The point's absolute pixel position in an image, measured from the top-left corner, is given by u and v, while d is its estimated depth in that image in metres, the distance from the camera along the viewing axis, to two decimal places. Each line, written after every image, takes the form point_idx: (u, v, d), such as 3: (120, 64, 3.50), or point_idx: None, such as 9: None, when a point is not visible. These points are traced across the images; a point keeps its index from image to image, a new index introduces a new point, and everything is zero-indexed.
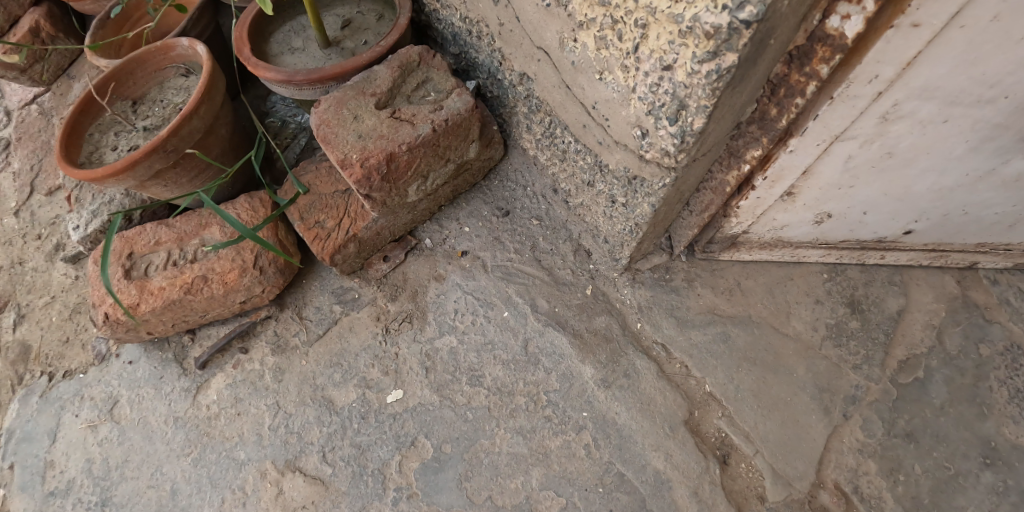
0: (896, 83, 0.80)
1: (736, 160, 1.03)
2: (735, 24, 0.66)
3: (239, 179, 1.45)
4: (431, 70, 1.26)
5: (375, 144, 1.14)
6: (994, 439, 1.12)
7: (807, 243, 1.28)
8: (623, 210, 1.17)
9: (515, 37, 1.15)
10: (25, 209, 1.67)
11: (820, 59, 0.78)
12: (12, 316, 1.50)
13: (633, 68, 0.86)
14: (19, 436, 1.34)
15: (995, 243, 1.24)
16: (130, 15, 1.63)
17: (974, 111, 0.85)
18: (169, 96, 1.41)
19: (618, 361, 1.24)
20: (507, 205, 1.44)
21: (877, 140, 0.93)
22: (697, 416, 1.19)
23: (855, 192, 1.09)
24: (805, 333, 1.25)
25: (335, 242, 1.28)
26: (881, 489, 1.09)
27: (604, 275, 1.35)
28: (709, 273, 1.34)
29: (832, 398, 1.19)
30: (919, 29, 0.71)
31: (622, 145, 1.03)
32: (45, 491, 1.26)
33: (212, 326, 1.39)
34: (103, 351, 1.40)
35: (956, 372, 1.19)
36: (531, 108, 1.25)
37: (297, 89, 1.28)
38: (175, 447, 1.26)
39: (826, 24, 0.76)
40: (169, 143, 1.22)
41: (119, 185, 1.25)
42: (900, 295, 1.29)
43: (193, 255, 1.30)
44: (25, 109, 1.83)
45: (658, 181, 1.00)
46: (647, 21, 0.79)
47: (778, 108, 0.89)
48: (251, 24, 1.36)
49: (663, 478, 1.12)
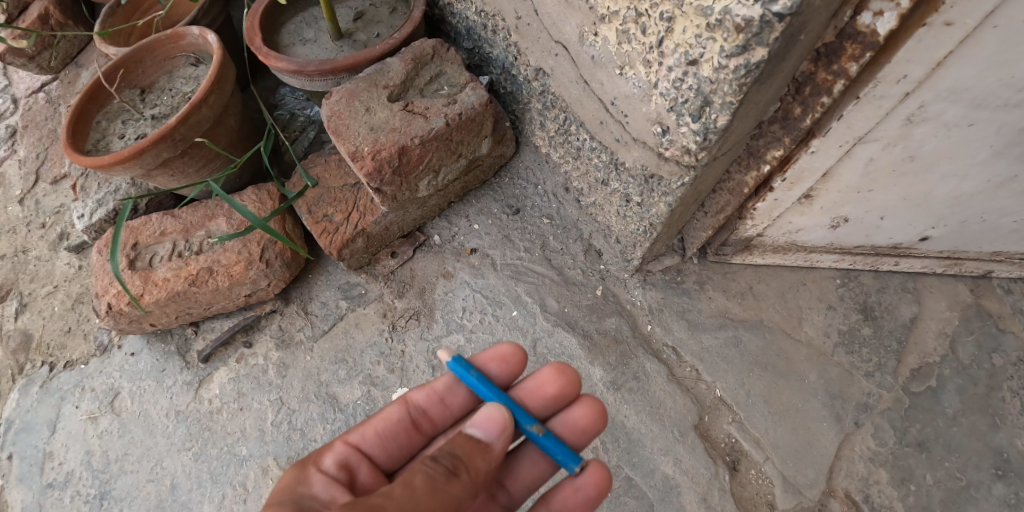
0: (925, 83, 0.79)
1: (756, 160, 1.00)
2: (768, 17, 0.64)
3: (247, 171, 1.43)
4: (445, 63, 1.25)
5: (388, 137, 1.12)
6: (1007, 450, 1.10)
7: (821, 247, 1.26)
8: (637, 210, 1.15)
9: (532, 31, 1.13)
10: (30, 197, 1.65)
11: (850, 56, 0.76)
12: (14, 304, 1.49)
13: (656, 63, 0.85)
14: (18, 426, 1.32)
15: (1010, 252, 1.23)
16: (141, 4, 1.61)
17: (1001, 114, 0.84)
18: (178, 86, 1.40)
19: (627, 364, 1.22)
20: (517, 202, 1.42)
21: (900, 142, 0.91)
22: (707, 421, 1.17)
23: (874, 196, 1.07)
24: (817, 339, 1.24)
25: (343, 237, 1.26)
26: (892, 499, 1.07)
27: (615, 276, 1.33)
28: (721, 276, 1.32)
29: (844, 405, 1.17)
30: (952, 28, 0.70)
31: (640, 143, 1.00)
32: (43, 483, 1.24)
33: (216, 319, 1.37)
34: (106, 342, 1.38)
35: (969, 382, 1.17)
36: (545, 104, 1.24)
37: (308, 79, 1.27)
38: (176, 441, 1.24)
39: (857, 21, 0.73)
40: (177, 132, 1.20)
41: (126, 173, 1.23)
42: (913, 303, 1.27)
43: (199, 246, 1.29)
44: (33, 97, 1.83)
45: (676, 179, 0.98)
46: (672, 14, 0.77)
47: (801, 107, 0.87)
48: (263, 14, 1.34)
49: (672, 484, 1.11)
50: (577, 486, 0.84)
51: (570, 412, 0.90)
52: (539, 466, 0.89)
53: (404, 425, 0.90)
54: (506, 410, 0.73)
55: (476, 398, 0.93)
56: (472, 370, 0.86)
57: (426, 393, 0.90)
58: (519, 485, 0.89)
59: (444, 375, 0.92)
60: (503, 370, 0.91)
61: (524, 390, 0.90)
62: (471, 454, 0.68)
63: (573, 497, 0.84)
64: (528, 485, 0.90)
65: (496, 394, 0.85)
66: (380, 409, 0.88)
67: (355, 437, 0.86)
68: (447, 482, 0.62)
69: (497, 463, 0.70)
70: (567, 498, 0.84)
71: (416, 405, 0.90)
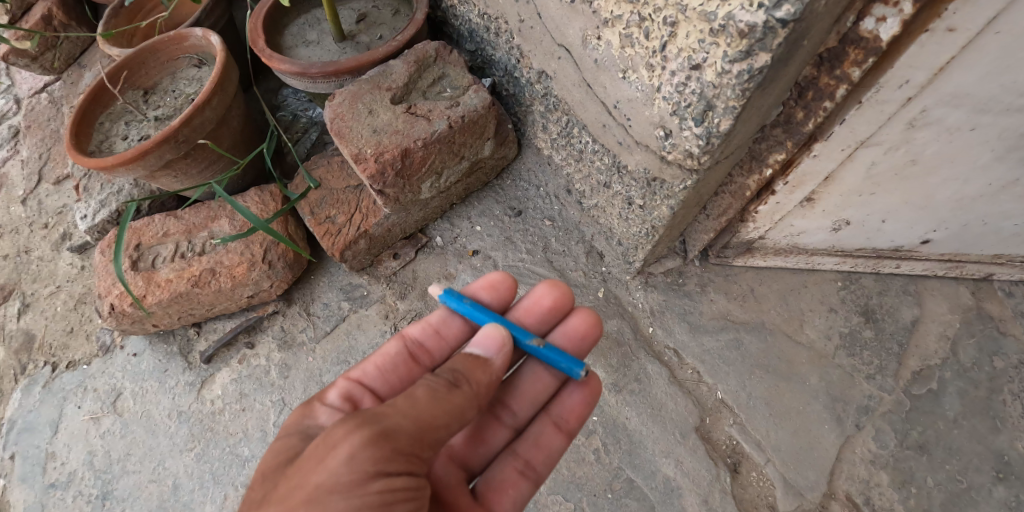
0: (927, 88, 0.79)
1: (758, 164, 1.00)
2: (771, 23, 0.65)
3: (250, 172, 1.44)
4: (447, 66, 1.25)
5: (391, 139, 1.13)
6: (1007, 453, 1.10)
7: (823, 250, 1.26)
8: (639, 213, 1.16)
9: (535, 34, 1.13)
10: (32, 197, 1.65)
11: (852, 61, 0.76)
12: (17, 304, 1.49)
13: (659, 67, 0.85)
14: (21, 426, 1.32)
15: (1012, 255, 1.23)
16: (144, 5, 1.62)
17: (1002, 119, 0.84)
18: (180, 87, 1.40)
19: (629, 366, 1.23)
20: (520, 204, 1.42)
21: (902, 146, 0.92)
22: (708, 423, 1.17)
23: (876, 199, 1.07)
24: (818, 342, 1.24)
25: (345, 239, 1.27)
26: (892, 502, 1.08)
27: (617, 278, 1.33)
28: (722, 279, 1.32)
29: (845, 408, 1.17)
30: (954, 34, 0.70)
31: (643, 146, 1.01)
32: (45, 482, 1.25)
33: (218, 320, 1.38)
34: (108, 342, 1.38)
35: (970, 384, 1.18)
36: (548, 106, 1.24)
37: (311, 81, 1.27)
38: (179, 441, 1.25)
39: (860, 27, 0.73)
40: (181, 134, 1.20)
41: (128, 175, 1.24)
42: (914, 305, 1.27)
43: (201, 247, 1.29)
44: (35, 97, 1.83)
45: (679, 183, 0.98)
46: (676, 18, 0.77)
47: (804, 111, 0.87)
48: (266, 15, 1.34)
49: (673, 486, 1.11)
50: (572, 389, 0.93)
51: (568, 323, 0.97)
52: (543, 381, 0.94)
53: (403, 358, 0.92)
54: (504, 332, 0.79)
55: (471, 328, 0.98)
56: (464, 299, 0.94)
57: (421, 327, 0.95)
58: (524, 405, 0.93)
59: (437, 310, 0.97)
60: (495, 297, 0.98)
61: (521, 309, 0.98)
62: (471, 368, 0.73)
63: (571, 400, 0.93)
64: (532, 401, 0.93)
65: (489, 316, 0.93)
66: (378, 346, 0.91)
67: (356, 374, 0.88)
68: (449, 392, 0.68)
69: (497, 377, 0.75)
70: (565, 400, 0.93)
71: (412, 339, 0.94)
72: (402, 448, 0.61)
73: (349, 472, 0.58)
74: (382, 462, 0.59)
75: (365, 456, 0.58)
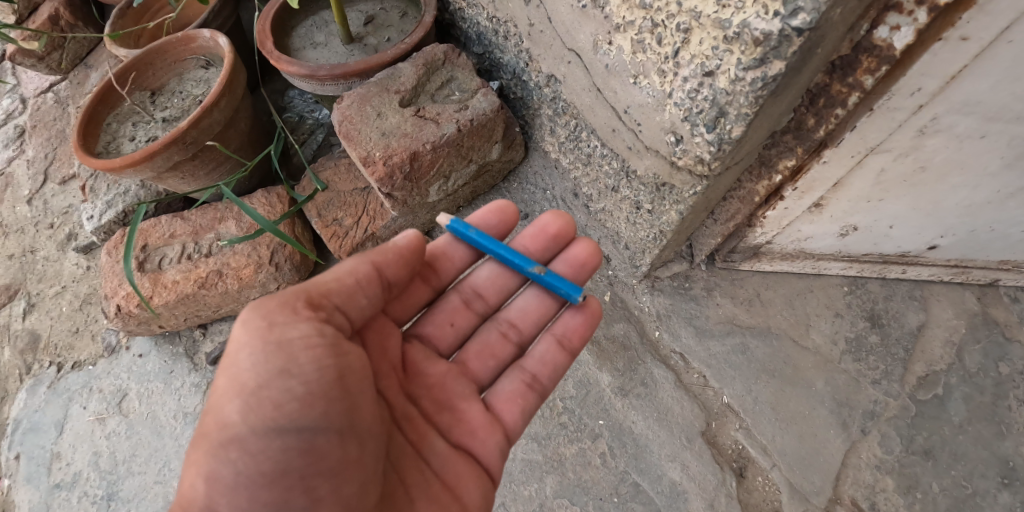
0: (939, 96, 0.79)
1: (767, 170, 1.01)
2: (787, 31, 0.65)
3: (256, 174, 1.44)
4: (456, 69, 1.25)
5: (400, 142, 1.13)
6: (1013, 459, 1.10)
7: (829, 255, 1.26)
8: (647, 217, 1.16)
9: (544, 38, 1.13)
10: (38, 197, 1.65)
11: (865, 69, 0.77)
12: (22, 304, 1.49)
13: (671, 73, 0.85)
14: (26, 426, 1.32)
15: (1018, 261, 1.23)
16: (151, 5, 1.62)
17: (1012, 127, 0.84)
18: (188, 88, 1.40)
19: (635, 370, 1.23)
20: (526, 207, 1.42)
21: (912, 153, 0.92)
22: (714, 428, 1.17)
23: (884, 205, 1.07)
24: (825, 347, 1.24)
25: (353, 241, 1.27)
26: (898, 507, 1.08)
27: (623, 281, 1.34)
28: (729, 283, 1.32)
29: (851, 413, 1.17)
30: (967, 43, 0.70)
31: (653, 151, 1.01)
32: (50, 483, 1.25)
33: (224, 321, 1.38)
34: (114, 343, 1.38)
35: (975, 390, 1.18)
36: (556, 110, 1.24)
37: (319, 83, 1.27)
38: (184, 442, 1.25)
39: (873, 35, 0.73)
40: (188, 135, 1.20)
41: (136, 176, 1.24)
42: (920, 311, 1.27)
43: (208, 248, 1.29)
44: (42, 97, 1.83)
45: (688, 188, 0.98)
46: (689, 25, 0.77)
47: (815, 118, 0.87)
48: (275, 17, 1.34)
49: (679, 490, 1.11)
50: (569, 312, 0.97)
51: (570, 251, 1.01)
52: (545, 303, 0.98)
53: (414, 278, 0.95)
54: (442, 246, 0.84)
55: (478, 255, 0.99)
56: (470, 229, 0.93)
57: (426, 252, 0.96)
58: (528, 322, 0.98)
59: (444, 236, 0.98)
60: (502, 222, 0.98)
61: (526, 236, 1.00)
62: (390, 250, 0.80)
63: (571, 321, 0.96)
64: (536, 318, 0.98)
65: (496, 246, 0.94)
66: None
67: None
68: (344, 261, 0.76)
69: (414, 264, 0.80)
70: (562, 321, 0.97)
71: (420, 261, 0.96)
72: (290, 302, 0.69)
73: (246, 329, 0.67)
74: (274, 314, 0.67)
75: (253, 313, 0.67)
